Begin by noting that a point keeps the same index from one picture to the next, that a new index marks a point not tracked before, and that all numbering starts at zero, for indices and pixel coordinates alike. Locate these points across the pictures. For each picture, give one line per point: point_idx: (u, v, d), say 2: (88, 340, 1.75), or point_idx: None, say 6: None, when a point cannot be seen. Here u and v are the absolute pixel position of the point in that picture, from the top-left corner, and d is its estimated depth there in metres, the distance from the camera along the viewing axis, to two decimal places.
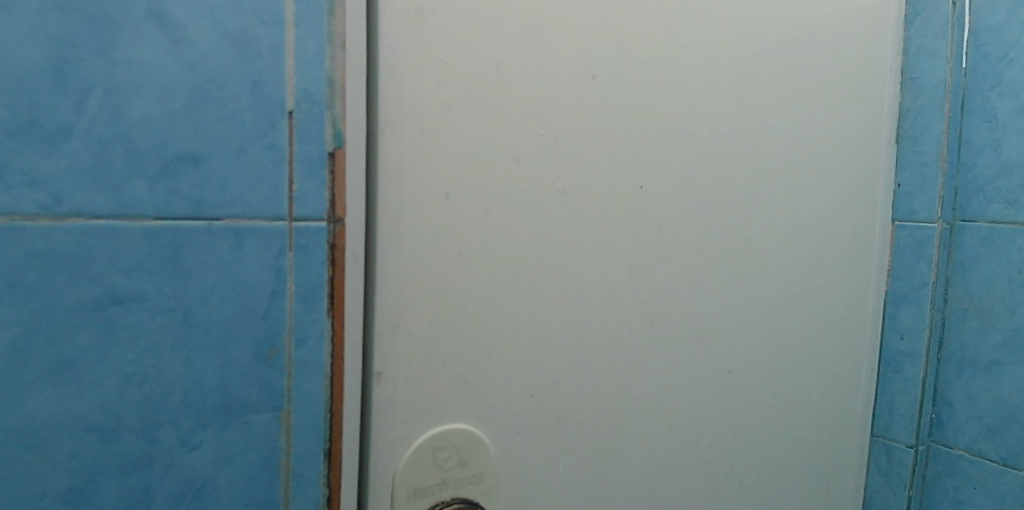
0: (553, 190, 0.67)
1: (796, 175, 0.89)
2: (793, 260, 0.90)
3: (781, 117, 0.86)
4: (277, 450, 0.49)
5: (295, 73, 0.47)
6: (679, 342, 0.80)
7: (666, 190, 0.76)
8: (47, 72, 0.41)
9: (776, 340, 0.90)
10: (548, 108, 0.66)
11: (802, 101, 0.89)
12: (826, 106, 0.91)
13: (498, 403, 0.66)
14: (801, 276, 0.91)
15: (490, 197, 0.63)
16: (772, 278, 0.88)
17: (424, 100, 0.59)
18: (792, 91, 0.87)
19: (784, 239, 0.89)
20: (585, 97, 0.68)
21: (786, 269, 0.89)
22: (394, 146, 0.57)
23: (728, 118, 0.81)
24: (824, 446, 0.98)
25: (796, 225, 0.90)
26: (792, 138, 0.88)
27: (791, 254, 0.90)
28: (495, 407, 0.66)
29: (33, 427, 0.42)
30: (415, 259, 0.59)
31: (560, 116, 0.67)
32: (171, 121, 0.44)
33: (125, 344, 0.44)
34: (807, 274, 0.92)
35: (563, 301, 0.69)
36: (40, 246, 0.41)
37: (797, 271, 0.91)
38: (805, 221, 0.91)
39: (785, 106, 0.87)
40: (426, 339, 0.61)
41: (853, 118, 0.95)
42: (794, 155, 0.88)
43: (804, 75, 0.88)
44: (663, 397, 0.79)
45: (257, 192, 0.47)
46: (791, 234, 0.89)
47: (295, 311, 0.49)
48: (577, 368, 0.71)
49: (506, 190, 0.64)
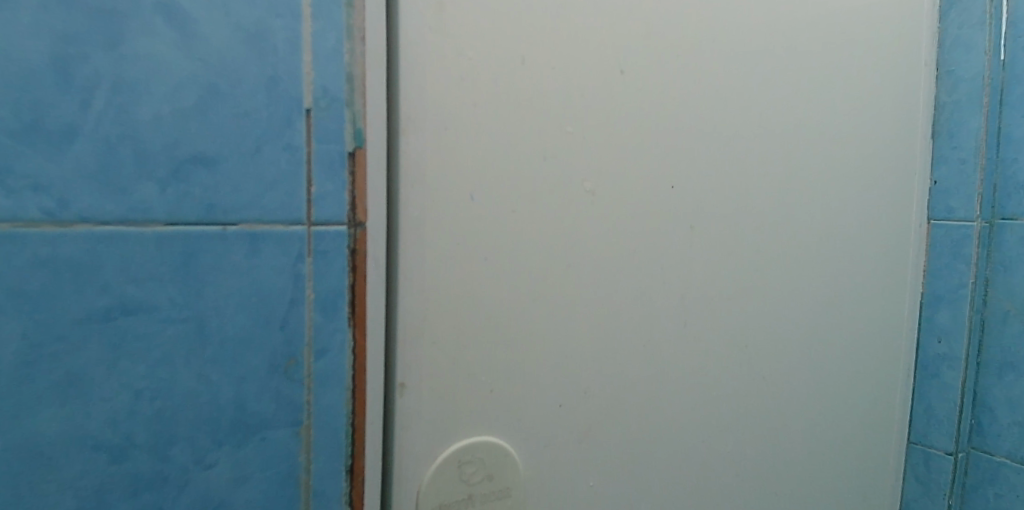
0: (582, 191, 0.64)
1: (832, 173, 0.85)
2: (828, 260, 0.87)
3: (815, 112, 0.83)
4: (296, 468, 0.47)
5: (312, 68, 0.45)
6: (711, 348, 0.76)
7: (698, 191, 0.73)
8: (52, 69, 0.38)
9: (811, 344, 0.86)
10: (577, 105, 0.63)
11: (838, 95, 0.85)
12: (859, 100, 0.88)
13: (526, 414, 0.63)
14: (836, 277, 0.88)
15: (516, 198, 0.60)
16: (808, 280, 0.85)
17: (447, 97, 0.56)
18: (826, 86, 0.84)
19: (819, 239, 0.85)
20: (615, 93, 0.65)
21: (822, 269, 0.86)
22: (417, 146, 0.55)
23: (760, 115, 0.78)
24: (860, 454, 0.94)
25: (831, 225, 0.86)
26: (827, 135, 0.84)
27: (826, 255, 0.86)
28: (523, 417, 0.63)
29: (40, 446, 0.40)
30: (439, 264, 0.57)
31: (588, 113, 0.64)
32: (182, 120, 0.41)
33: (136, 357, 0.41)
34: (843, 276, 0.88)
35: (592, 306, 0.66)
36: (46, 254, 0.39)
37: (832, 272, 0.87)
38: (840, 220, 0.87)
39: (820, 102, 0.83)
40: (452, 348, 0.58)
41: (887, 113, 0.91)
42: (829, 153, 0.85)
43: (839, 69, 0.85)
44: (694, 406, 0.76)
45: (273, 194, 0.44)
46: (826, 234, 0.86)
47: (315, 320, 0.46)
48: (608, 377, 0.68)
49: (533, 190, 0.61)
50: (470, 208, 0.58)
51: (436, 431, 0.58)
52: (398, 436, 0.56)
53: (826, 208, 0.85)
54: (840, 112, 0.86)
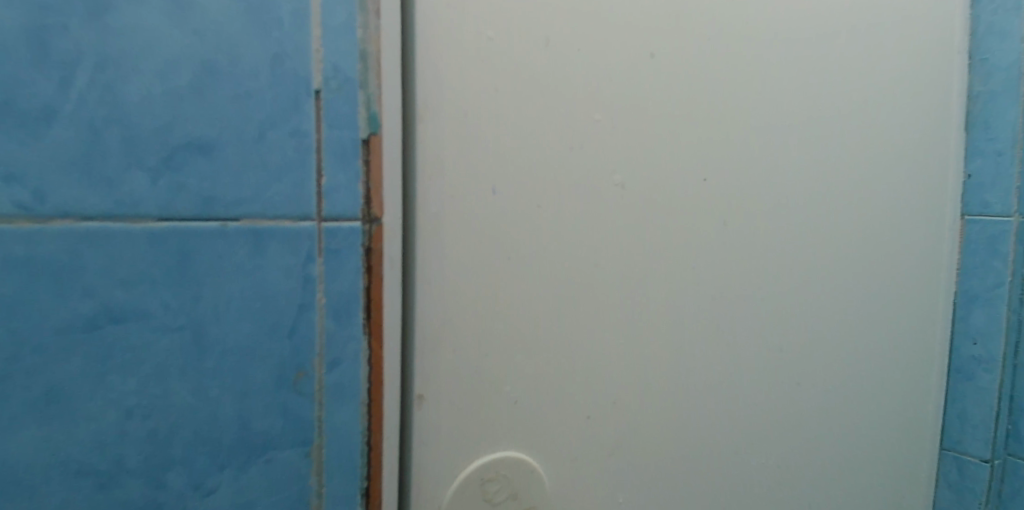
0: (610, 184, 0.58)
1: (879, 166, 0.76)
2: (875, 258, 0.77)
3: (866, 103, 0.75)
4: (307, 491, 0.42)
5: (322, 44, 0.40)
6: (745, 353, 0.69)
7: (734, 185, 0.66)
8: (27, 43, 0.34)
9: (856, 349, 0.77)
10: (605, 92, 0.57)
11: (891, 85, 0.77)
12: (889, 77, 0.76)
13: (553, 425, 0.57)
14: (885, 277, 0.78)
15: (541, 192, 0.55)
16: (854, 281, 0.76)
17: (467, 81, 0.51)
18: (876, 74, 0.75)
19: (866, 235, 0.76)
20: (643, 78, 0.59)
21: (869, 271, 0.77)
22: (435, 134, 0.50)
23: (801, 104, 0.70)
24: (892, 468, 0.83)
25: (878, 220, 0.77)
26: (873, 125, 0.76)
27: (872, 253, 0.77)
28: (550, 429, 0.57)
29: (16, 473, 0.35)
30: (459, 263, 0.52)
31: (616, 100, 0.58)
32: (175, 101, 0.37)
33: (127, 370, 0.37)
34: (892, 276, 0.79)
35: (622, 312, 0.60)
36: (21, 253, 0.34)
37: (881, 273, 0.78)
38: (887, 213, 0.78)
39: (869, 90, 0.75)
40: (473, 355, 0.53)
41: (919, 91, 0.79)
42: (877, 146, 0.76)
43: (892, 58, 0.76)
44: (724, 417, 0.68)
45: (279, 186, 0.39)
46: (873, 232, 0.77)
47: (326, 327, 0.41)
48: (635, 387, 0.62)
49: (559, 184, 0.56)
50: (492, 202, 0.53)
51: (457, 446, 0.53)
52: (416, 451, 0.52)
53: (873, 202, 0.76)
54: (892, 102, 0.77)
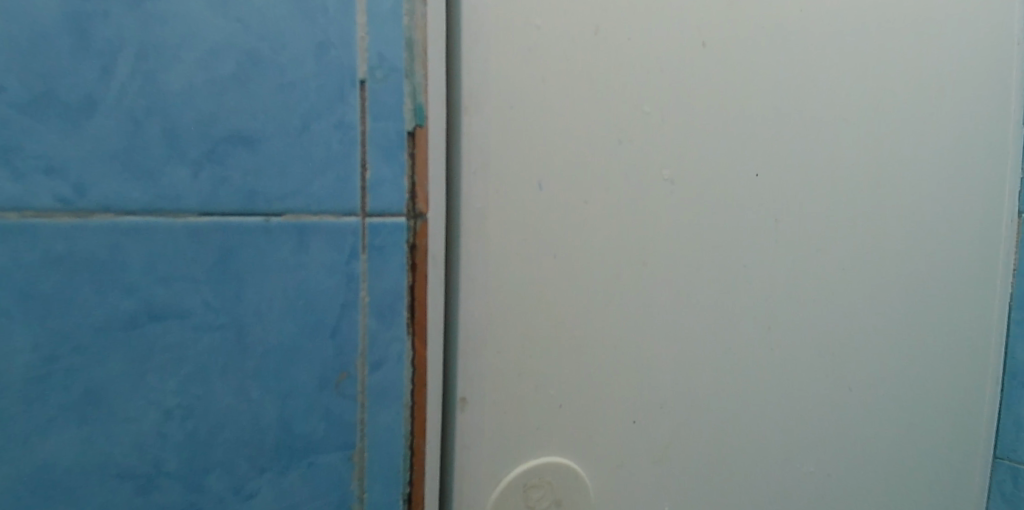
0: (659, 179, 0.55)
1: (940, 160, 0.71)
2: (936, 254, 0.72)
3: (931, 96, 0.70)
4: (348, 497, 0.41)
5: (367, 31, 0.38)
6: (796, 358, 0.64)
7: (787, 182, 0.61)
8: (67, 30, 0.32)
9: (913, 350, 0.72)
10: (656, 83, 0.54)
11: (957, 77, 0.72)
12: (951, 67, 0.71)
13: (598, 430, 0.55)
14: (944, 274, 0.73)
15: (589, 186, 0.52)
16: (913, 278, 0.71)
17: (514, 71, 0.49)
18: (942, 65, 0.70)
19: (926, 232, 0.71)
20: (694, 70, 0.55)
21: (930, 270, 0.72)
22: (481, 127, 0.48)
23: (865, 96, 0.65)
24: (948, 477, 0.79)
25: (939, 217, 0.72)
26: (936, 118, 0.71)
27: (932, 251, 0.72)
28: (595, 434, 0.55)
29: (54, 476, 0.34)
30: (504, 261, 0.50)
31: (666, 92, 0.54)
32: (218, 91, 0.35)
33: (167, 371, 0.35)
34: (952, 273, 0.74)
35: (670, 311, 0.57)
36: (60, 249, 0.33)
37: (942, 271, 0.73)
38: (949, 209, 0.73)
39: (934, 83, 0.70)
40: (516, 356, 0.51)
41: (980, 81, 0.74)
42: (939, 141, 0.71)
43: (958, 48, 0.71)
44: (775, 420, 0.64)
45: (323, 180, 0.38)
46: (934, 229, 0.72)
47: (369, 326, 0.40)
48: (684, 390, 0.58)
49: (606, 179, 0.53)
50: (538, 198, 0.50)
51: (499, 452, 0.51)
52: (459, 458, 0.49)
53: (934, 198, 0.71)
54: (955, 94, 0.72)
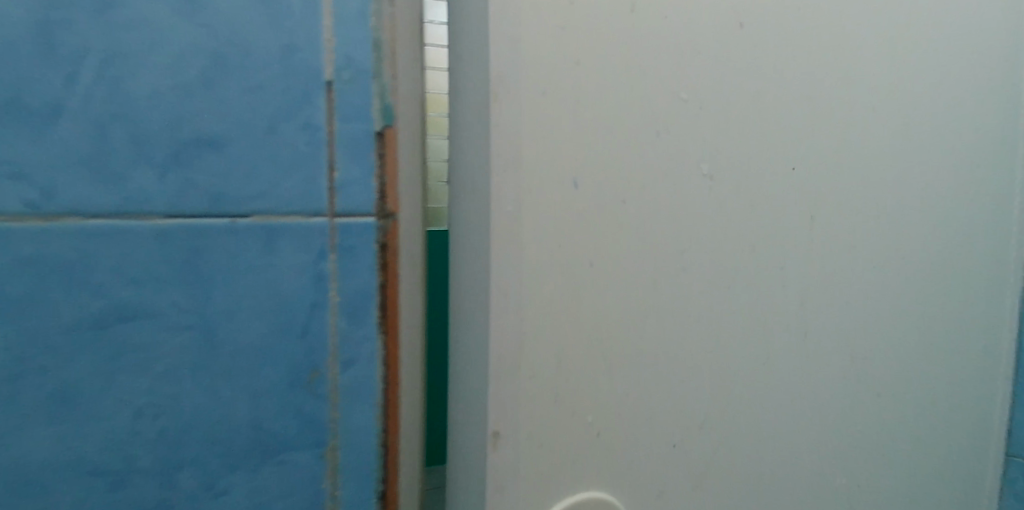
0: (697, 176, 0.44)
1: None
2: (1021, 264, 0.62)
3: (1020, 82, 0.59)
4: (322, 494, 0.41)
5: (334, 34, 0.38)
6: (870, 377, 0.54)
7: (850, 181, 0.50)
8: (34, 37, 0.33)
9: (990, 372, 0.63)
10: (691, 70, 0.43)
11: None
12: None
13: (645, 459, 0.45)
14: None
15: (626, 182, 0.42)
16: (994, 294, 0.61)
17: (540, 51, 0.39)
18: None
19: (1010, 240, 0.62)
20: (736, 55, 0.44)
21: (1021, 282, 0.62)
22: (508, 111, 0.38)
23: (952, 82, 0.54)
24: None
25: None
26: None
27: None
28: (641, 464, 0.45)
29: (29, 472, 0.35)
30: (537, 267, 0.40)
31: (706, 75, 0.44)
32: (183, 96, 0.36)
33: (137, 370, 0.36)
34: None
35: (738, 334, 0.47)
36: (30, 252, 0.34)
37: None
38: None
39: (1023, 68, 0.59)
40: (554, 386, 0.41)
41: None
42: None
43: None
44: (843, 447, 0.53)
45: (290, 181, 0.38)
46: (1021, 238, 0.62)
47: (340, 326, 0.40)
48: (742, 412, 0.48)
49: (655, 181, 0.43)
50: (573, 198, 0.41)
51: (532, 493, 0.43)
52: (490, 503, 0.40)
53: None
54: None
